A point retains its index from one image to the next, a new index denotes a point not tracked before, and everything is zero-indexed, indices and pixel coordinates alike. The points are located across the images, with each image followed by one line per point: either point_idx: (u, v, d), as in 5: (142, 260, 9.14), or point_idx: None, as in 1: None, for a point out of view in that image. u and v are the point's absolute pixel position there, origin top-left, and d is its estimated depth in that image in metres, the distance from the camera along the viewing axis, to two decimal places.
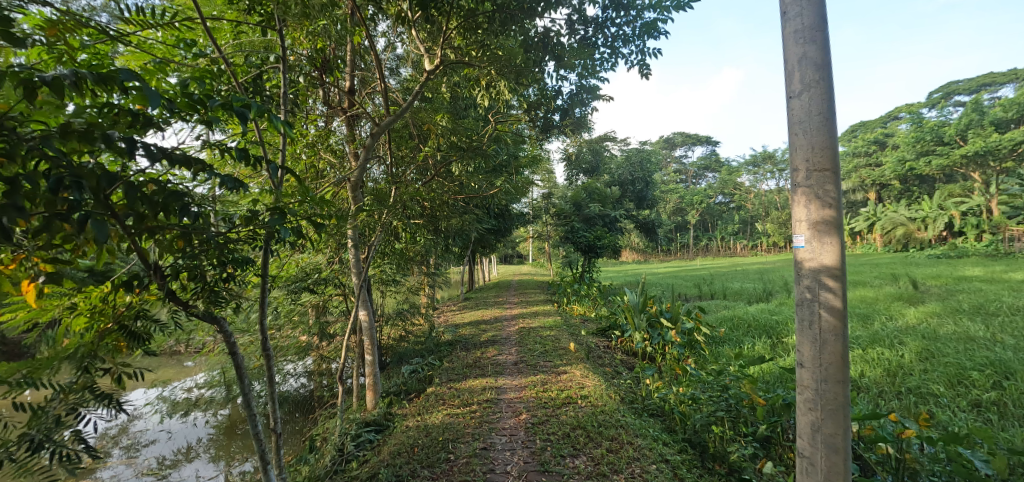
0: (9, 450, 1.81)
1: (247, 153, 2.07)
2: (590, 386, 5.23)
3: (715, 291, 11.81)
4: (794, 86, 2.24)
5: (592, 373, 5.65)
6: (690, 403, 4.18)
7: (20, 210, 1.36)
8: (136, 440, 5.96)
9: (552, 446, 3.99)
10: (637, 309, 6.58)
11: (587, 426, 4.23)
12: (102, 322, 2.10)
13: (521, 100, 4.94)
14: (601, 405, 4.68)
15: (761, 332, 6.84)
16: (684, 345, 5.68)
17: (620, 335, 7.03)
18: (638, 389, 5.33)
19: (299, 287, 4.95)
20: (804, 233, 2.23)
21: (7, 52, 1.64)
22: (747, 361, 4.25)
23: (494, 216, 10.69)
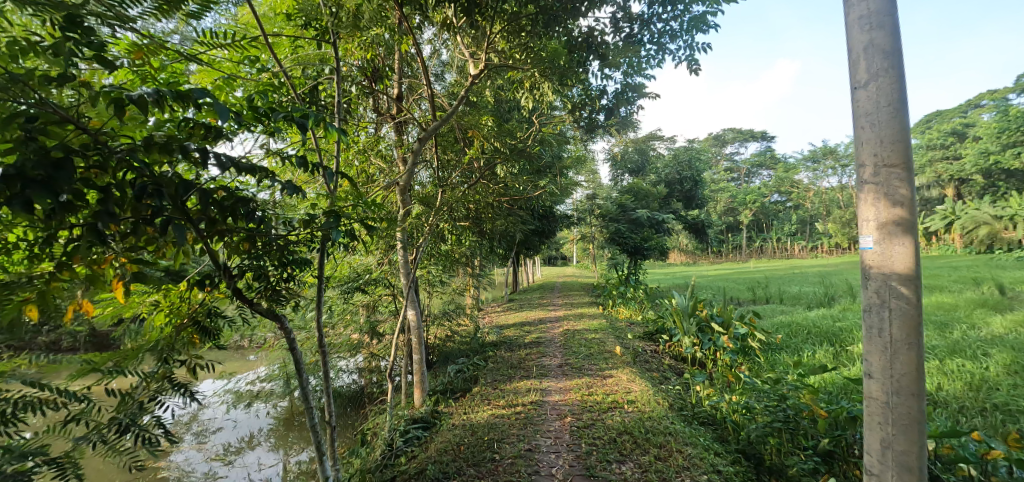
0: (101, 433, 2.00)
1: (306, 160, 2.17)
2: (637, 391, 5.13)
3: (771, 294, 11.30)
4: (859, 76, 2.11)
5: (639, 378, 5.54)
6: (744, 413, 4.02)
7: (113, 215, 1.51)
8: (205, 427, 6.38)
9: (598, 450, 3.95)
10: (686, 313, 6.39)
11: (634, 432, 4.16)
12: (179, 318, 2.25)
13: (565, 100, 4.90)
14: (649, 411, 4.58)
15: (822, 340, 6.48)
16: (736, 351, 5.48)
17: (668, 338, 6.85)
18: (688, 395, 5.18)
19: (351, 287, 5.13)
20: (872, 234, 2.10)
21: (99, 75, 1.80)
22: (807, 369, 4.03)
23: (538, 217, 10.67)
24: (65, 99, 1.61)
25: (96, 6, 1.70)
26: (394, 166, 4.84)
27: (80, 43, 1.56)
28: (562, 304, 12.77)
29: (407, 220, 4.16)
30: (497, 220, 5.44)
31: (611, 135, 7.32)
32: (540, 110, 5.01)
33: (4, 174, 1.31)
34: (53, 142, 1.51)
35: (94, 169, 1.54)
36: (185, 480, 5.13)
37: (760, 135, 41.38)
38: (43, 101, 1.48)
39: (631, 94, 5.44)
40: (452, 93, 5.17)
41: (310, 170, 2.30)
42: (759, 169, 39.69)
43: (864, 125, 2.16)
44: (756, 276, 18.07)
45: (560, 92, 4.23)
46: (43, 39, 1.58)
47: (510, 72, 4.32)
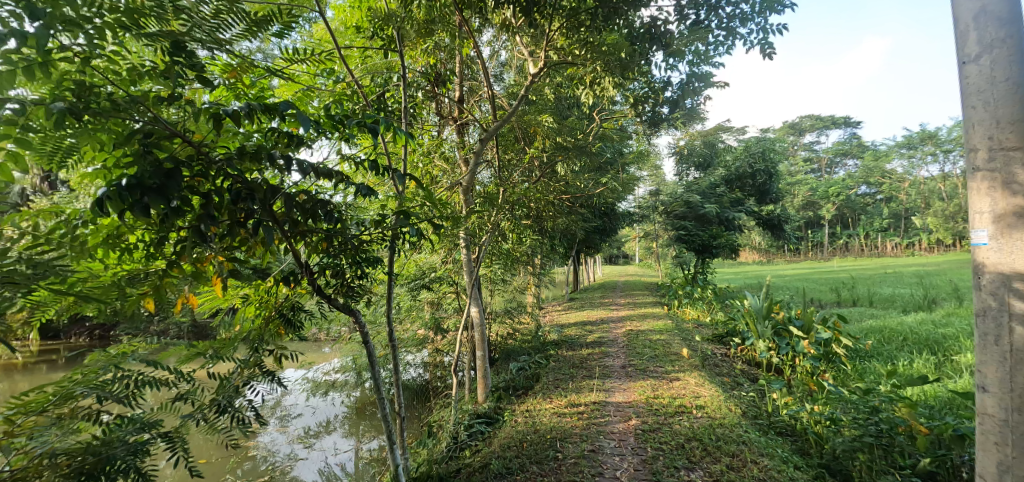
0: (204, 412, 2.22)
1: (377, 164, 2.29)
2: (706, 396, 4.95)
3: (858, 297, 10.45)
4: (969, 49, 1.93)
5: (709, 382, 5.35)
6: (828, 425, 3.77)
7: (213, 218, 1.69)
8: (287, 412, 6.88)
9: (665, 455, 3.86)
10: (760, 315, 6.05)
11: (704, 438, 4.02)
12: (266, 311, 2.46)
13: (627, 95, 4.81)
14: (720, 417, 4.42)
15: (921, 348, 5.91)
16: (819, 357, 5.12)
17: (740, 342, 6.50)
18: (763, 403, 4.92)
19: (418, 285, 5.33)
20: (987, 228, 1.91)
21: (198, 93, 2.00)
22: (903, 380, 3.69)
23: (599, 215, 10.53)
24: (172, 115, 1.81)
25: (196, 30, 1.89)
26: (456, 167, 4.95)
27: (185, 65, 1.74)
28: (624, 304, 12.57)
29: (471, 220, 4.25)
30: (558, 218, 5.42)
31: (676, 127, 7.05)
32: (601, 106, 4.94)
33: (127, 184, 1.50)
34: (164, 155, 1.70)
35: (198, 177, 1.72)
36: (271, 459, 5.58)
37: (842, 122, 38.21)
38: (155, 119, 1.67)
39: (698, 83, 5.26)
40: (512, 93, 5.20)
41: (381, 172, 2.42)
42: (843, 159, 36.72)
43: (975, 104, 1.97)
44: (841, 276, 16.73)
45: (622, 86, 4.15)
46: (155, 63, 1.78)
47: (569, 68, 4.30)
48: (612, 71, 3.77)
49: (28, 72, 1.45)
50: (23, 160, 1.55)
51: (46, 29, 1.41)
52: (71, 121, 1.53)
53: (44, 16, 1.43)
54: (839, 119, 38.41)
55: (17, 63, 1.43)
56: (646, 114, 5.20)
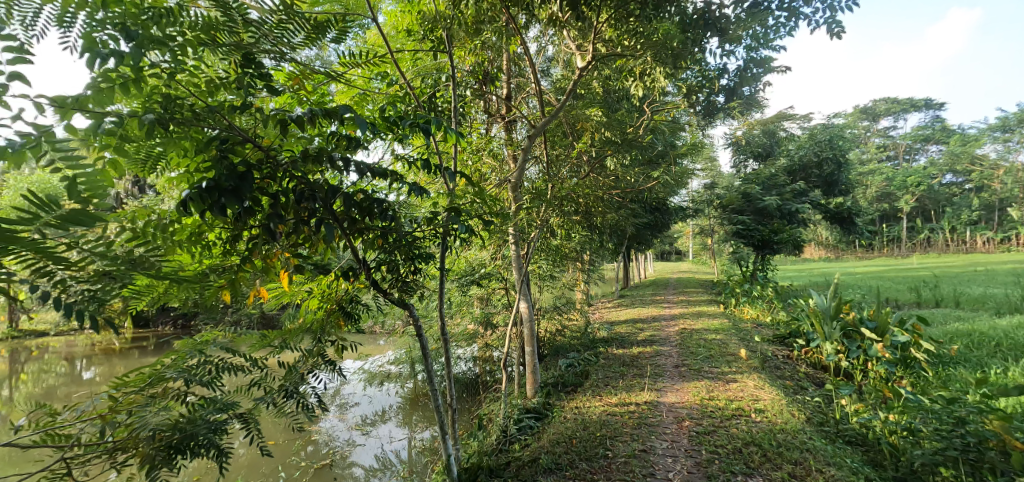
0: (273, 397, 2.43)
1: (429, 162, 2.37)
2: (766, 400, 4.79)
3: (943, 297, 9.62)
4: None
5: (769, 385, 5.16)
6: (905, 436, 3.53)
7: (281, 217, 1.83)
8: (346, 401, 7.23)
9: (722, 459, 3.78)
10: (827, 315, 5.69)
11: (763, 444, 3.90)
12: (328, 304, 2.61)
13: (680, 84, 4.68)
14: (780, 422, 4.26)
15: (1018, 356, 5.37)
16: (895, 362, 4.79)
17: (804, 344, 6.19)
18: (829, 409, 4.68)
19: (468, 281, 5.46)
20: None
21: (267, 100, 2.15)
22: (995, 390, 3.39)
23: (650, 209, 10.30)
24: (244, 121, 1.96)
25: (263, 41, 2.02)
26: (505, 164, 5.02)
27: (254, 75, 1.88)
28: (677, 301, 12.26)
29: (520, 216, 4.29)
30: (608, 213, 5.35)
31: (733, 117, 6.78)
32: (651, 97, 4.82)
33: (207, 186, 1.64)
34: (239, 159, 1.85)
35: (268, 179, 1.87)
36: (331, 444, 5.90)
37: (922, 105, 35.18)
38: (230, 126, 1.82)
39: (756, 69, 5.06)
40: (559, 88, 5.19)
41: (433, 170, 2.50)
42: (924, 146, 33.79)
43: None
44: (923, 274, 15.39)
45: (674, 76, 4.04)
46: (229, 75, 1.94)
47: (617, 60, 4.24)
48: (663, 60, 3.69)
49: (124, 87, 1.61)
50: (121, 166, 1.73)
51: (139, 48, 1.56)
52: (160, 130, 1.69)
53: (136, 37, 1.58)
54: (919, 102, 35.36)
55: (114, 80, 1.60)
56: (700, 104, 5.05)
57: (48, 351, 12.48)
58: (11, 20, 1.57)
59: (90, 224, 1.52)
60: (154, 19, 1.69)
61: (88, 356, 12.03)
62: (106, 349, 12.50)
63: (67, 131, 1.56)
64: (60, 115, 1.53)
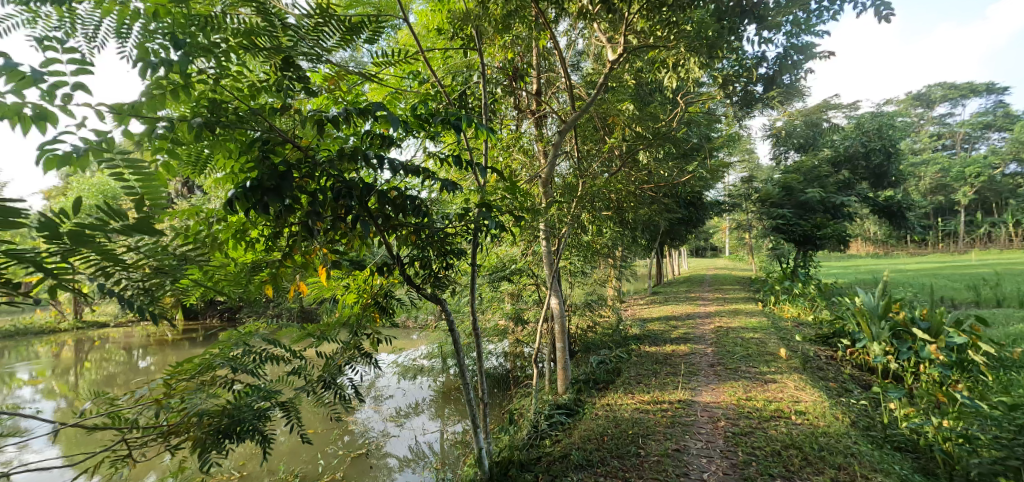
0: (313, 386, 2.55)
1: (460, 159, 2.40)
2: (808, 401, 4.66)
3: (1004, 297, 9.02)
4: None
5: (810, 386, 5.00)
6: (962, 444, 3.36)
7: (318, 214, 1.90)
8: (381, 392, 7.42)
9: (759, 461, 3.71)
10: (875, 315, 5.44)
11: (804, 447, 3.80)
12: (364, 298, 2.70)
13: (716, 75, 4.55)
14: (822, 425, 4.13)
15: None
16: (949, 365, 4.55)
17: (849, 344, 5.95)
18: (876, 413, 4.50)
19: (499, 277, 5.51)
20: None
21: (304, 101, 2.23)
22: None
23: (684, 204, 10.09)
24: (283, 123, 2.04)
25: (301, 44, 2.10)
26: (535, 159, 5.03)
27: (293, 78, 1.96)
28: (712, 299, 12.00)
29: (551, 212, 4.28)
30: (641, 209, 5.27)
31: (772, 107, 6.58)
32: (685, 88, 4.71)
33: (250, 186, 1.72)
34: (279, 159, 1.94)
35: (306, 178, 1.94)
36: (367, 434, 6.08)
37: (983, 90, 32.95)
38: (271, 128, 1.91)
39: (796, 57, 4.94)
40: (590, 82, 5.13)
41: (464, 166, 2.54)
42: (984, 134, 31.67)
43: None
44: (984, 272, 14.42)
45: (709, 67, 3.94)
46: (269, 78, 2.02)
47: (650, 52, 4.15)
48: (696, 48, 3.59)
49: (175, 93, 1.71)
50: (173, 168, 1.83)
51: (187, 56, 1.65)
52: (207, 133, 1.78)
53: (184, 45, 1.67)
54: (979, 87, 33.14)
55: (165, 87, 1.69)
56: (737, 94, 4.90)
57: (109, 341, 13.30)
58: (75, 33, 1.69)
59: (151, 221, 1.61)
60: (200, 28, 1.78)
61: (144, 346, 12.74)
62: (159, 340, 13.22)
63: (124, 136, 1.66)
64: (118, 121, 1.64)
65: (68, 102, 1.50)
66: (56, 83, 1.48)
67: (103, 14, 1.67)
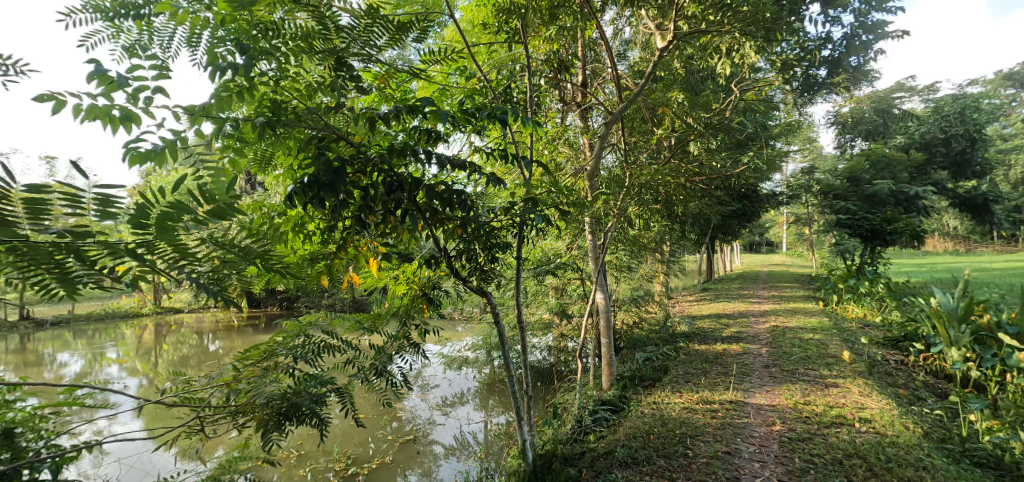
0: (366, 374, 2.67)
1: (507, 152, 2.42)
2: (874, 409, 4.41)
3: None
4: None
5: (876, 392, 4.73)
6: None
7: (370, 209, 1.99)
8: (428, 381, 7.64)
9: (817, 469, 3.56)
10: (954, 318, 5.06)
11: (869, 457, 3.61)
12: (413, 289, 2.79)
13: (776, 60, 4.32)
14: (889, 435, 3.91)
15: None
16: None
17: (923, 349, 5.54)
18: (952, 424, 4.20)
19: (544, 271, 5.52)
20: None
21: (358, 98, 2.32)
22: None
23: (737, 196, 9.71)
24: (338, 121, 2.14)
25: (353, 45, 2.17)
26: (580, 152, 4.98)
27: (346, 77, 2.04)
28: (767, 296, 11.52)
29: (597, 205, 4.22)
30: (690, 202, 5.11)
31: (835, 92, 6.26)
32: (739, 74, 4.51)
33: (308, 181, 1.83)
34: (333, 156, 2.04)
35: (359, 173, 2.04)
36: (414, 421, 6.29)
37: None
38: (326, 126, 2.01)
39: (866, 36, 5.02)
40: (637, 72, 5.02)
41: (509, 160, 2.57)
42: None
43: None
44: None
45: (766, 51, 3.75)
46: (325, 78, 2.12)
47: (701, 37, 3.97)
48: (751, 31, 3.39)
49: (241, 95, 1.82)
50: (239, 165, 1.95)
51: (251, 60, 1.75)
52: (270, 133, 1.89)
53: (248, 50, 1.77)
54: None
55: (232, 89, 1.81)
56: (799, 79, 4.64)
57: (183, 326, 14.39)
58: (152, 44, 1.83)
59: (227, 217, 1.71)
60: (263, 32, 1.88)
61: (214, 331, 13.69)
62: (227, 325, 14.16)
63: (197, 136, 1.78)
64: (191, 122, 1.76)
65: (149, 105, 1.62)
66: (139, 87, 1.61)
67: (176, 24, 1.79)
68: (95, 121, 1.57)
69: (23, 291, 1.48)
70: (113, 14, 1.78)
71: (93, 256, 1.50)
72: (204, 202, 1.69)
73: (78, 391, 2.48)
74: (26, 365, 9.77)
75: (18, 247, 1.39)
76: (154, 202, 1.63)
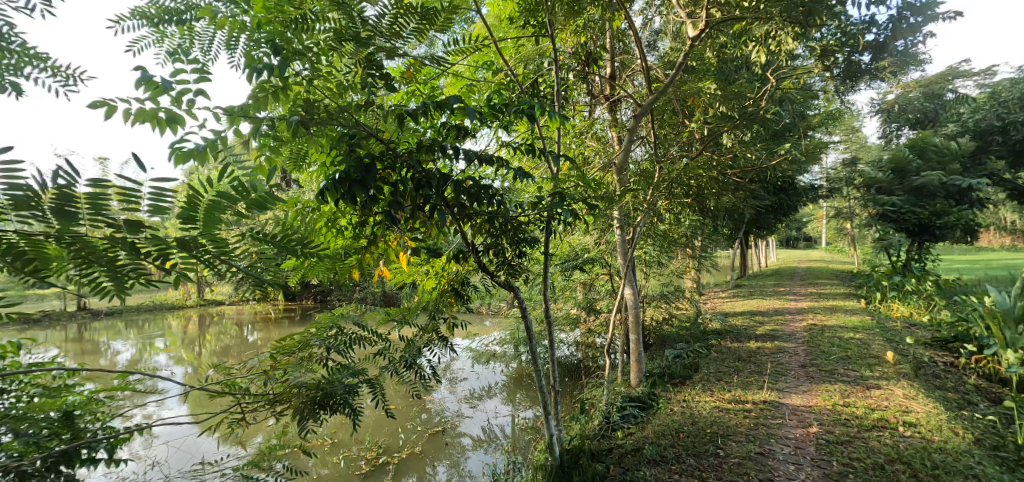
0: (396, 366, 2.74)
1: (534, 147, 2.43)
2: (919, 413, 4.23)
3: None
4: None
5: (923, 395, 4.54)
6: None
7: (399, 205, 2.04)
8: (456, 375, 7.74)
9: (857, 473, 3.45)
10: (1011, 318, 4.88)
11: (914, 463, 3.48)
12: (442, 283, 2.84)
13: (816, 47, 4.16)
14: (936, 440, 3.75)
15: None
16: None
17: (975, 350, 5.27)
18: (1005, 430, 3.99)
19: (571, 266, 5.51)
20: None
21: (387, 94, 2.37)
22: None
23: (773, 190, 9.43)
24: (368, 118, 2.19)
25: (382, 42, 2.19)
26: (609, 146, 4.94)
27: (376, 76, 2.10)
28: (804, 294, 11.15)
29: (625, 200, 4.17)
30: (723, 195, 4.99)
31: (881, 79, 5.99)
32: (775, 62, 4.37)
33: (340, 178, 1.88)
34: (364, 152, 2.09)
35: (389, 170, 2.09)
36: (443, 413, 6.39)
37: None
38: (357, 124, 2.06)
39: (914, 18, 4.78)
40: (668, 63, 4.92)
41: (536, 154, 2.57)
42: None
43: None
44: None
45: (806, 37, 3.61)
46: (356, 75, 2.17)
47: (735, 24, 3.85)
48: (787, 15, 3.28)
49: (276, 95, 1.88)
50: (274, 161, 2.02)
51: (285, 60, 1.81)
52: (304, 131, 1.95)
53: (282, 50, 1.83)
54: None
55: (268, 89, 1.88)
56: (840, 64, 4.45)
57: (225, 317, 15.00)
58: (193, 48, 1.91)
59: (267, 208, 1.81)
60: (296, 33, 1.93)
61: (253, 323, 14.22)
62: (264, 317, 14.66)
63: (236, 135, 1.85)
64: (231, 122, 1.83)
65: (192, 106, 1.70)
66: (182, 90, 1.69)
67: (216, 29, 1.87)
68: (144, 124, 1.65)
69: (78, 285, 1.59)
70: (158, 20, 1.87)
71: (141, 250, 1.58)
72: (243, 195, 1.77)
73: (130, 377, 2.64)
74: (83, 352, 10.38)
75: (75, 243, 1.47)
76: (200, 192, 1.70)
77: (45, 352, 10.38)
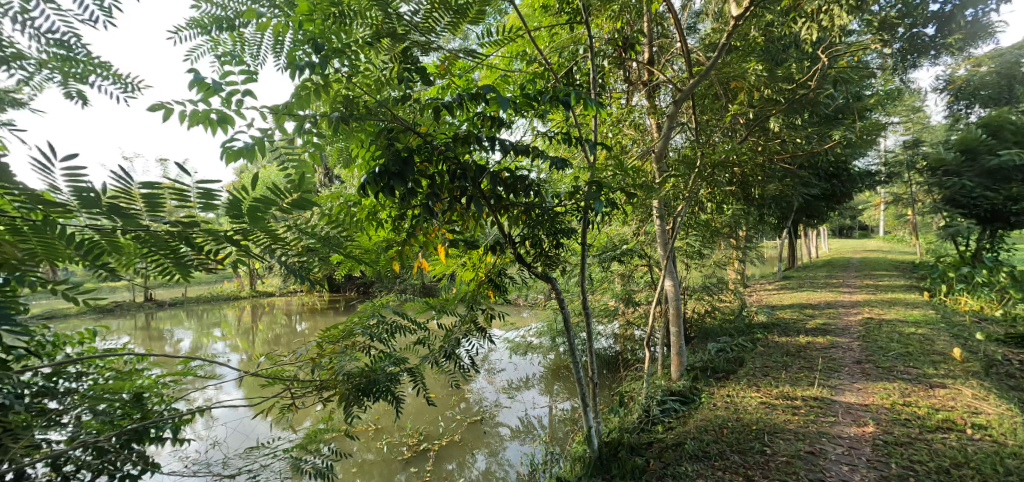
0: (435, 355, 2.80)
1: (569, 136, 2.41)
2: (991, 415, 3.97)
3: None
4: None
5: (994, 397, 4.25)
6: None
7: (436, 196, 2.09)
8: (494, 366, 7.83)
9: (918, 477, 3.28)
10: None
11: (982, 468, 3.28)
12: (480, 274, 2.88)
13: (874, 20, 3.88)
14: (1010, 445, 3.51)
15: None
16: None
17: None
18: None
19: (609, 257, 5.44)
20: None
21: (425, 88, 2.41)
22: None
23: (823, 176, 8.98)
24: (406, 112, 2.25)
25: (417, 36, 2.22)
26: (647, 134, 4.83)
27: (412, 70, 2.14)
28: (860, 286, 10.58)
29: (664, 188, 4.06)
30: (770, 183, 4.79)
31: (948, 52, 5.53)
32: (828, 40, 4.12)
33: (379, 171, 1.94)
34: (402, 146, 2.13)
35: (426, 162, 2.14)
36: (481, 403, 6.49)
37: None
38: (395, 117, 2.11)
39: None
40: (710, 45, 4.74)
41: (573, 143, 2.56)
42: None
43: None
44: None
45: (862, 10, 3.39)
46: (393, 70, 2.22)
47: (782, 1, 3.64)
48: None
49: (318, 93, 1.95)
50: (318, 158, 2.09)
51: (326, 59, 1.87)
52: (344, 125, 2.02)
53: (323, 49, 1.89)
54: None
55: (310, 87, 1.94)
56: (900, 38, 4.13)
57: (275, 308, 15.75)
58: (242, 53, 2.00)
59: (310, 206, 1.84)
60: (335, 32, 2.00)
61: (300, 313, 14.86)
62: (311, 307, 15.29)
63: (281, 134, 1.94)
64: (277, 120, 1.91)
65: (241, 106, 1.79)
66: (232, 91, 1.78)
67: (262, 33, 1.94)
68: (197, 126, 1.75)
69: (147, 275, 1.73)
70: (210, 27, 1.97)
71: (199, 244, 1.66)
72: (287, 193, 1.80)
73: (191, 363, 2.80)
74: (148, 339, 11.13)
75: (141, 237, 1.57)
76: (244, 193, 1.75)
77: (117, 338, 11.26)
